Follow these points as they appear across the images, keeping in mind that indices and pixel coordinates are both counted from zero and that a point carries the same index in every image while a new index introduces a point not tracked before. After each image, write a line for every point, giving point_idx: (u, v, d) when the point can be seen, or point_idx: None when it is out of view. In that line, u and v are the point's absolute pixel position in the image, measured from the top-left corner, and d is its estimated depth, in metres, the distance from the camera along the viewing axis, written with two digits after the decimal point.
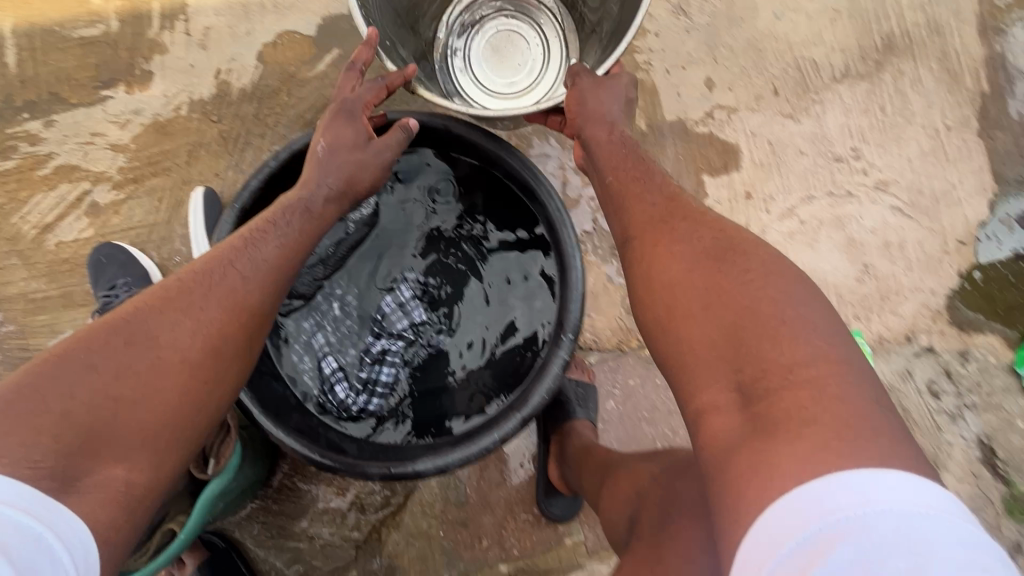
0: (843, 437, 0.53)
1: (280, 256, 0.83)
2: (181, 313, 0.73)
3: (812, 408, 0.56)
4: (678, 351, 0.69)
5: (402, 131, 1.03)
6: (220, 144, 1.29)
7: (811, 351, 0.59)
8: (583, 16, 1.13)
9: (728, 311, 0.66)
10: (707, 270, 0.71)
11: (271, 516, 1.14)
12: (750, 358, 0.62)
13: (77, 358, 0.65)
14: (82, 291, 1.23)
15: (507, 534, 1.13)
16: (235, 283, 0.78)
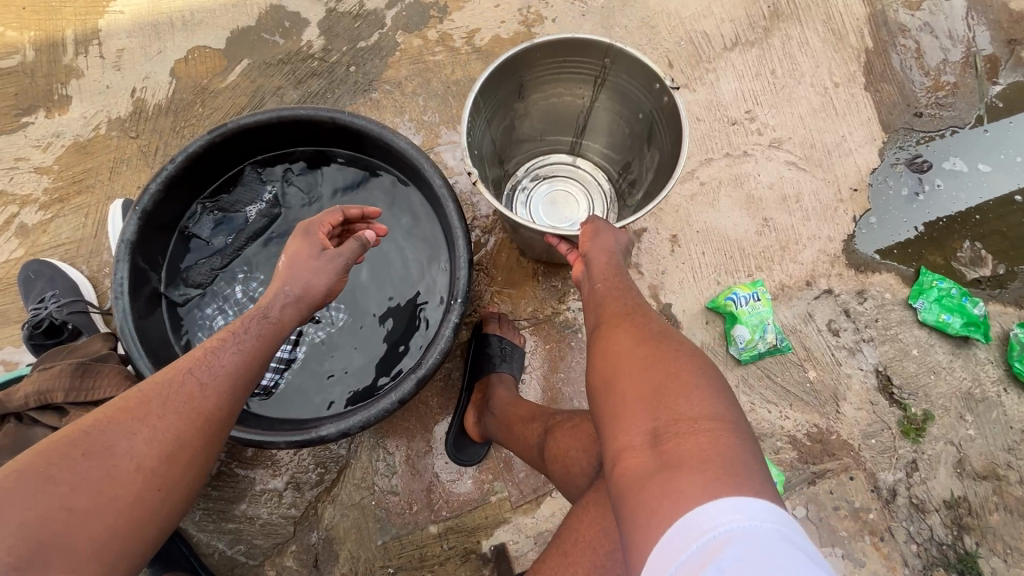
0: (729, 476, 0.60)
1: (241, 361, 0.80)
2: (166, 414, 0.71)
3: (707, 451, 0.63)
4: (614, 400, 0.75)
5: (292, 130, 1.07)
6: (140, 158, 1.35)
7: (712, 411, 0.68)
8: (625, 195, 1.38)
9: (658, 374, 0.73)
10: (646, 344, 0.78)
11: (211, 502, 1.20)
12: (669, 410, 0.69)
13: (37, 472, 0.62)
14: (17, 308, 1.28)
15: (436, 497, 1.20)
16: (227, 390, 0.77)
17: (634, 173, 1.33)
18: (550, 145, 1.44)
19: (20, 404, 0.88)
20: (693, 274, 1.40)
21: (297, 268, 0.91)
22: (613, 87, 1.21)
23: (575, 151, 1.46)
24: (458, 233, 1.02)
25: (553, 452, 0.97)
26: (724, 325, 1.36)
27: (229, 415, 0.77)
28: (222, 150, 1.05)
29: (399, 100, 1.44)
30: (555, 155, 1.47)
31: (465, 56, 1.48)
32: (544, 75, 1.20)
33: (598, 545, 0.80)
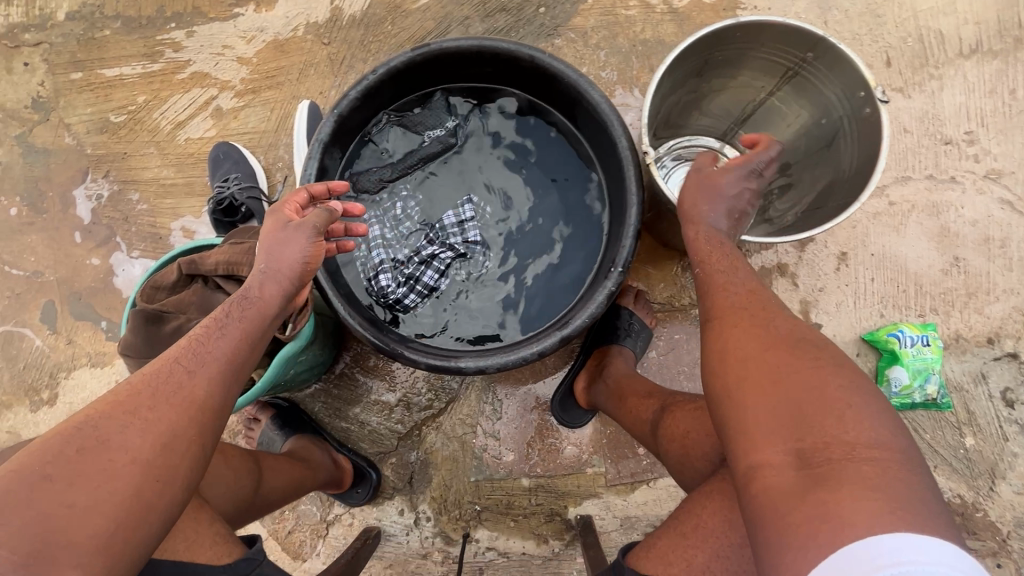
0: (900, 511, 0.54)
1: (229, 345, 0.75)
2: (162, 407, 0.68)
3: (870, 479, 0.57)
4: (741, 418, 0.68)
5: (490, 62, 1.06)
6: (328, 65, 1.41)
7: (872, 435, 0.61)
8: (767, 207, 1.20)
9: (801, 389, 0.65)
10: (785, 351, 0.70)
11: (331, 397, 1.29)
12: (816, 431, 0.62)
13: (34, 470, 0.61)
14: (202, 183, 1.41)
15: (533, 452, 1.21)
16: (214, 377, 0.73)
17: (787, 190, 1.16)
18: (703, 125, 1.24)
19: (211, 269, 0.98)
20: (855, 299, 1.26)
21: (271, 246, 0.81)
22: (802, 83, 1.03)
23: (725, 137, 1.27)
24: (633, 200, 0.98)
25: (669, 431, 0.94)
26: (878, 362, 1.23)
27: (225, 403, 0.73)
28: (420, 70, 1.07)
29: (581, 51, 1.39)
30: (704, 138, 1.26)
31: (659, 16, 1.39)
32: (730, 55, 1.01)
33: (718, 538, 0.77)
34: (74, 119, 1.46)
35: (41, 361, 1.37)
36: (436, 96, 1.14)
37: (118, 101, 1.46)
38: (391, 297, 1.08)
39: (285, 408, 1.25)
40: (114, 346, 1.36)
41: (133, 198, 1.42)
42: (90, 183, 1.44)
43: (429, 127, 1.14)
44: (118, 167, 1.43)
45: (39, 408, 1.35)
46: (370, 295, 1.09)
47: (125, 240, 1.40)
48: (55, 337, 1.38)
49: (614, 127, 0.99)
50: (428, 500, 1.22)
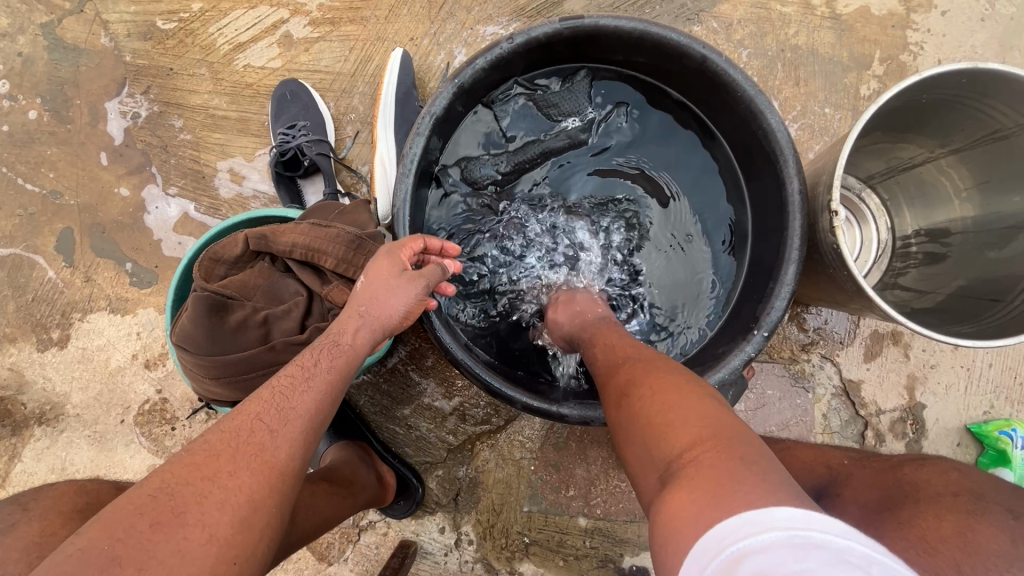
0: (723, 495, 0.46)
1: (314, 402, 0.64)
2: (243, 470, 0.57)
3: (733, 473, 0.48)
4: (627, 451, 0.62)
5: (655, 49, 0.87)
6: (424, 8, 1.19)
7: (682, 426, 0.56)
8: (904, 270, 1.07)
9: (638, 399, 0.63)
10: (643, 374, 0.67)
11: (379, 393, 1.16)
12: (655, 437, 0.58)
13: (99, 552, 0.49)
14: (259, 122, 1.22)
15: (595, 492, 1.11)
16: (302, 427, 0.62)
17: (935, 262, 1.02)
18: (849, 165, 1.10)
19: (284, 249, 0.80)
20: (967, 382, 1.15)
21: (375, 284, 0.71)
22: (1003, 151, 0.89)
23: (868, 181, 1.11)
24: (791, 256, 0.82)
25: None
26: (979, 457, 1.13)
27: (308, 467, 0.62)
28: (562, 46, 0.88)
29: (721, 45, 1.19)
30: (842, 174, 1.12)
31: (817, 21, 1.19)
32: (939, 100, 0.86)
33: None
34: (113, 16, 1.23)
35: (53, 296, 1.20)
36: (580, 75, 0.97)
37: (168, 4, 1.23)
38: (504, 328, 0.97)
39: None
40: (138, 293, 1.20)
41: (175, 124, 1.22)
42: (126, 97, 1.23)
43: (566, 114, 0.98)
44: (161, 85, 1.22)
45: (47, 348, 1.19)
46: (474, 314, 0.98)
47: (161, 173, 1.21)
48: (70, 271, 1.20)
49: (787, 162, 0.82)
50: (473, 522, 1.12)
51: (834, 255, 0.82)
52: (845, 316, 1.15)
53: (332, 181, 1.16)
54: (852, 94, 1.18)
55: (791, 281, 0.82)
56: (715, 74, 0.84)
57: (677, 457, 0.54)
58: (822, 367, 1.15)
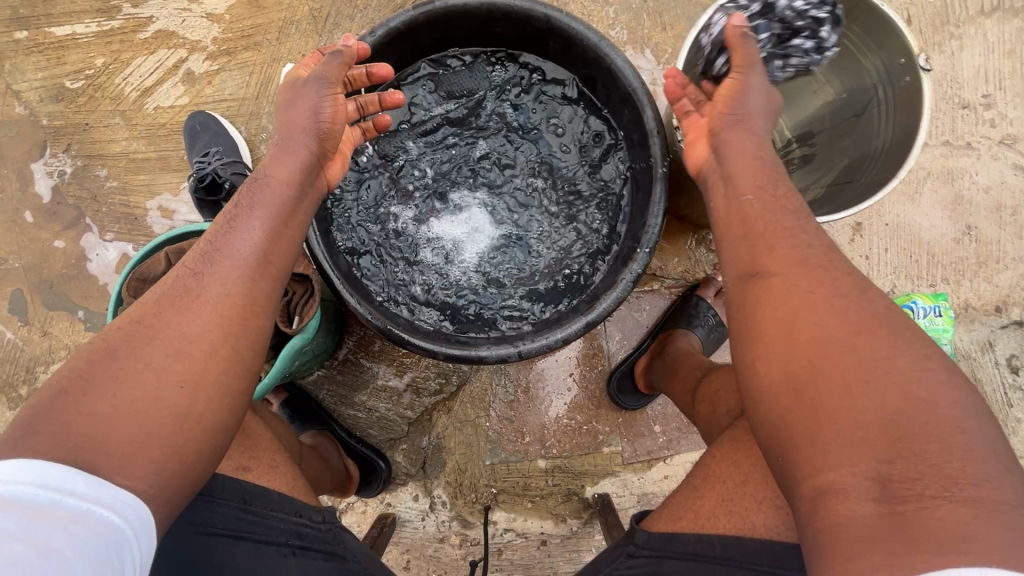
0: (942, 468, 0.50)
1: (239, 239, 0.70)
2: (174, 312, 0.64)
3: (933, 438, 0.52)
4: (784, 330, 0.62)
5: (505, 20, 0.96)
6: (310, 23, 1.27)
7: (949, 403, 0.53)
8: None
9: (834, 318, 0.60)
10: (798, 284, 0.64)
11: (337, 384, 1.23)
12: (843, 360, 0.57)
13: (53, 386, 0.57)
14: (178, 157, 1.29)
15: (549, 434, 1.19)
16: (227, 273, 0.67)
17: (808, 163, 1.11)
18: None
19: None
20: (868, 270, 1.24)
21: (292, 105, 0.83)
22: (833, 49, 0.98)
23: None
24: (657, 174, 0.91)
25: (704, 392, 0.96)
26: None
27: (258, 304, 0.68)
28: (420, 33, 0.97)
29: (588, 7, 1.28)
30: None
31: None
32: None
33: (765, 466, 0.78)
34: (24, 85, 1.30)
35: (15, 355, 1.27)
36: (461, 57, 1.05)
37: (73, 65, 1.30)
38: (445, 289, 1.02)
39: (294, 391, 1.20)
40: (95, 336, 1.27)
41: (100, 174, 1.29)
42: (50, 158, 1.30)
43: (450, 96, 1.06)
44: (80, 141, 1.29)
45: (19, 405, 1.26)
46: (406, 277, 1.02)
47: (96, 222, 1.28)
48: (28, 329, 1.27)
49: (639, 95, 0.92)
50: (443, 484, 1.20)
51: None
52: None
53: None
54: None
55: (646, 249, 0.90)
56: (561, 30, 0.94)
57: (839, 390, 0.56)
58: None
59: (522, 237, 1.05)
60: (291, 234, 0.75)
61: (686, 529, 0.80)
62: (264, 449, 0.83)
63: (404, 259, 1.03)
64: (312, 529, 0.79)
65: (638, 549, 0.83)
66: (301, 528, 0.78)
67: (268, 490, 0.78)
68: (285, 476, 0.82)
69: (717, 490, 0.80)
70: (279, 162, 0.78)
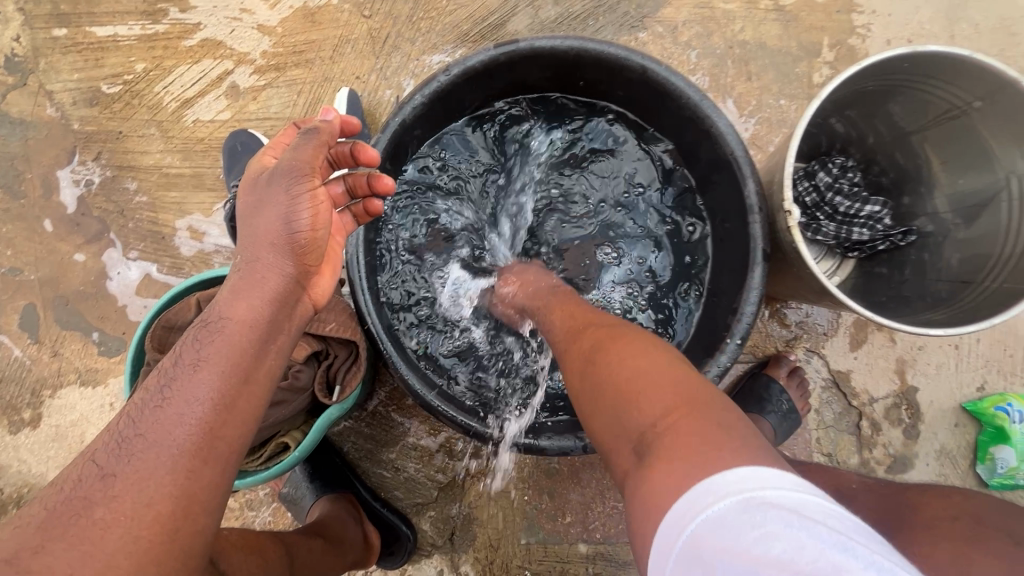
0: (697, 441, 0.49)
1: (178, 410, 0.56)
2: (62, 547, 0.49)
3: (675, 428, 0.51)
4: (582, 390, 0.64)
5: (593, 67, 0.87)
6: (368, 43, 1.18)
7: (665, 390, 0.55)
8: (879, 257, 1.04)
9: (599, 359, 0.63)
10: (585, 341, 0.68)
11: (362, 438, 1.13)
12: (613, 385, 0.59)
13: None
14: (213, 176, 1.20)
15: (593, 517, 1.08)
16: (146, 472, 0.53)
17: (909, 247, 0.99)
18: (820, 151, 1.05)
19: None
20: (957, 361, 1.12)
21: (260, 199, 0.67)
22: (956, 132, 0.87)
23: None
24: (756, 257, 0.81)
25: None
26: (979, 436, 1.10)
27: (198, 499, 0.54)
28: (497, 73, 0.88)
29: (669, 49, 1.18)
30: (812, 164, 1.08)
31: (762, 14, 1.19)
32: (883, 83, 0.85)
33: None
34: (57, 86, 1.22)
35: (21, 374, 1.18)
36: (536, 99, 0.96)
37: (111, 68, 1.22)
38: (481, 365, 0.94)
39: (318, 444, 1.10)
40: (107, 362, 1.17)
41: (129, 187, 1.20)
42: (78, 165, 1.21)
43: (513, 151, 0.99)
44: (111, 149, 1.21)
45: (20, 430, 1.16)
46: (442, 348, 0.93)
47: (120, 238, 1.19)
48: (37, 348, 1.18)
49: (740, 164, 0.81)
50: (471, 561, 1.09)
51: (798, 254, 0.82)
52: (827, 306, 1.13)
53: None
54: (806, 83, 1.17)
55: (738, 340, 0.80)
56: (657, 84, 0.84)
57: (637, 416, 0.55)
58: (809, 362, 1.13)
59: None
60: (252, 392, 0.60)
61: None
62: None
63: (441, 329, 0.95)
64: None
65: None
66: None
67: None
68: None
69: None
70: (236, 298, 0.63)
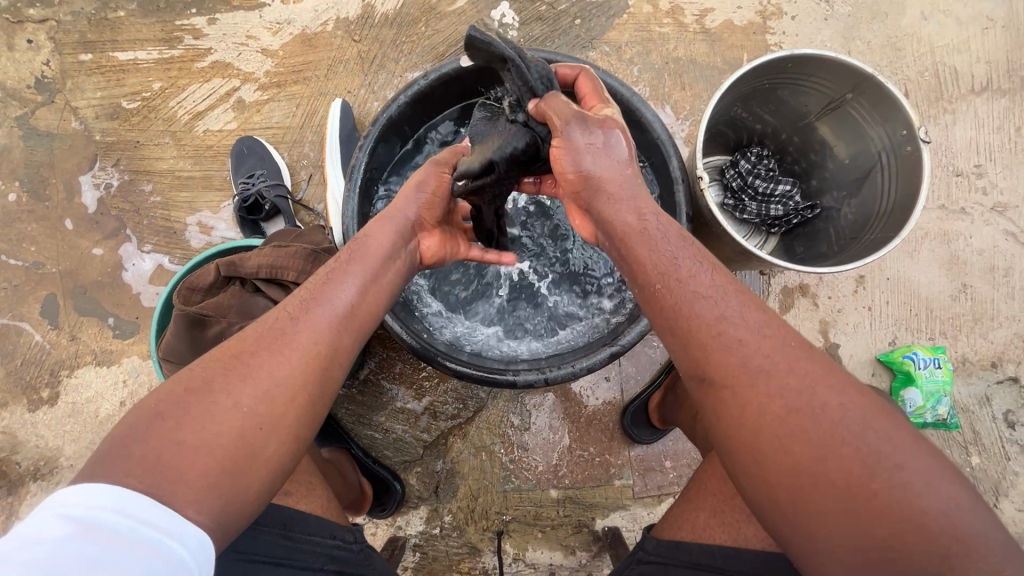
0: (944, 554, 0.55)
1: (342, 295, 0.78)
2: (267, 354, 0.70)
3: (924, 543, 0.55)
4: (756, 445, 0.62)
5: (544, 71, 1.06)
6: (358, 63, 1.38)
7: (922, 495, 0.56)
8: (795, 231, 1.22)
9: (811, 433, 0.60)
10: (767, 381, 0.63)
11: (355, 404, 1.26)
12: (833, 477, 0.59)
13: (148, 413, 0.64)
14: (221, 178, 1.36)
15: (562, 464, 1.22)
16: (319, 321, 0.74)
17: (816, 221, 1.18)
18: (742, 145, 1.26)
19: (252, 271, 0.93)
20: (871, 320, 1.31)
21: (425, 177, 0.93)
22: (841, 119, 1.07)
23: None
24: (681, 219, 0.99)
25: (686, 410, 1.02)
26: (892, 383, 1.28)
27: (332, 352, 0.74)
28: (467, 79, 1.07)
29: (615, 65, 1.40)
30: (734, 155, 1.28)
31: (692, 35, 1.41)
32: (778, 82, 1.06)
33: None
34: (82, 103, 1.38)
35: (41, 357, 1.29)
36: None
37: (131, 87, 1.39)
38: (468, 323, 1.08)
39: None
40: (121, 344, 1.30)
41: (145, 189, 1.36)
42: (99, 171, 1.37)
43: None
44: (129, 157, 1.37)
45: (39, 408, 1.27)
46: (434, 309, 1.08)
47: (136, 233, 1.34)
48: (57, 333, 1.30)
49: (665, 145, 1.00)
50: (453, 510, 1.21)
51: (714, 217, 1.00)
52: (757, 277, 1.31)
53: (292, 219, 1.31)
54: None
55: None
56: (596, 83, 1.03)
57: (831, 445, 0.59)
58: None
59: (537, 275, 1.12)
60: (378, 291, 0.82)
61: (688, 538, 0.83)
62: (302, 472, 0.92)
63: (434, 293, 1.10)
64: (343, 549, 0.86)
65: (647, 555, 0.85)
66: (333, 550, 0.85)
67: (305, 514, 0.86)
68: (319, 499, 0.90)
69: (710, 501, 0.84)
70: (377, 227, 0.86)
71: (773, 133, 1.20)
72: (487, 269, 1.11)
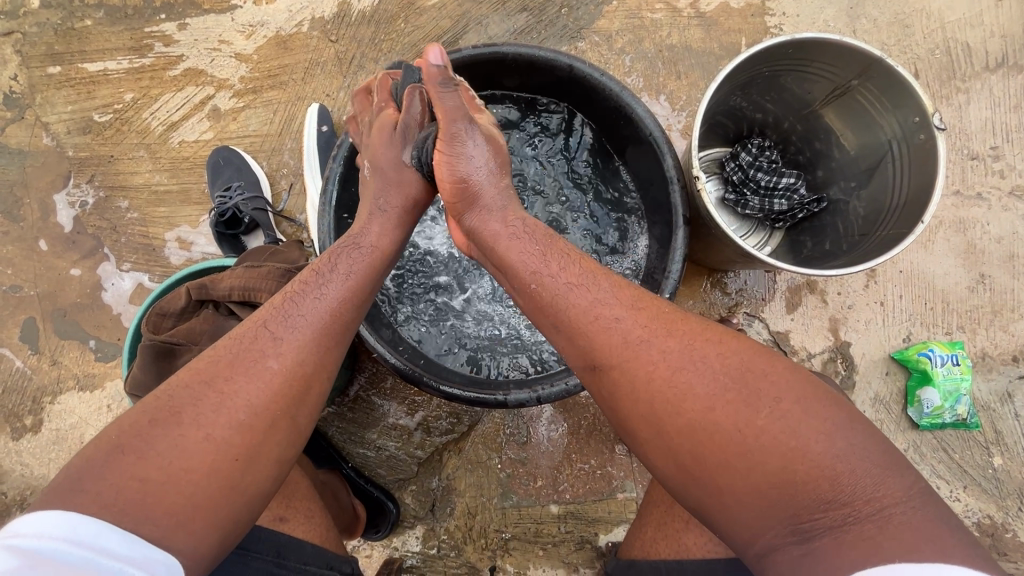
0: (838, 495, 0.54)
1: (318, 308, 0.72)
2: (242, 379, 0.64)
3: (815, 478, 0.54)
4: (650, 408, 0.62)
5: (528, 68, 1.00)
6: (336, 65, 1.31)
7: (813, 432, 0.56)
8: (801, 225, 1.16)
9: (699, 387, 0.61)
10: (657, 349, 0.64)
11: (346, 422, 1.21)
12: (726, 426, 0.58)
13: (108, 446, 0.58)
14: (199, 190, 1.31)
15: (562, 478, 1.17)
16: (290, 335, 0.68)
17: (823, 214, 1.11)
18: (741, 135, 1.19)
19: (223, 294, 0.88)
20: (884, 316, 1.24)
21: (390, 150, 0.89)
22: (849, 106, 1.00)
23: None
24: (679, 221, 0.92)
25: None
26: (908, 382, 1.22)
27: (315, 371, 0.69)
28: None
29: (606, 56, 1.33)
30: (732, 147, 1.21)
31: (686, 21, 1.33)
32: (779, 69, 0.99)
33: None
34: (52, 118, 1.33)
35: (23, 384, 1.25)
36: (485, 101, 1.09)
37: (102, 99, 1.33)
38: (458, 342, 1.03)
39: None
40: (104, 367, 1.26)
41: (121, 205, 1.31)
42: (73, 188, 1.32)
43: None
44: (104, 172, 1.32)
45: (23, 436, 1.24)
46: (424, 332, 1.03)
47: (114, 252, 1.29)
48: (37, 358, 1.26)
49: (659, 143, 0.94)
50: (452, 529, 1.17)
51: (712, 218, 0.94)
52: (762, 275, 1.25)
53: (272, 231, 1.26)
54: None
55: (667, 293, 0.91)
56: (584, 79, 0.97)
57: (717, 391, 0.60)
58: (751, 325, 1.24)
59: None
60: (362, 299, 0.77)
61: (649, 555, 0.78)
62: (299, 499, 0.84)
63: (422, 314, 1.04)
64: None
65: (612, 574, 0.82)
66: None
67: (302, 542, 0.78)
68: (318, 526, 0.83)
69: (655, 515, 0.81)
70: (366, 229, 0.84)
71: (775, 122, 1.13)
72: (477, 284, 1.06)
